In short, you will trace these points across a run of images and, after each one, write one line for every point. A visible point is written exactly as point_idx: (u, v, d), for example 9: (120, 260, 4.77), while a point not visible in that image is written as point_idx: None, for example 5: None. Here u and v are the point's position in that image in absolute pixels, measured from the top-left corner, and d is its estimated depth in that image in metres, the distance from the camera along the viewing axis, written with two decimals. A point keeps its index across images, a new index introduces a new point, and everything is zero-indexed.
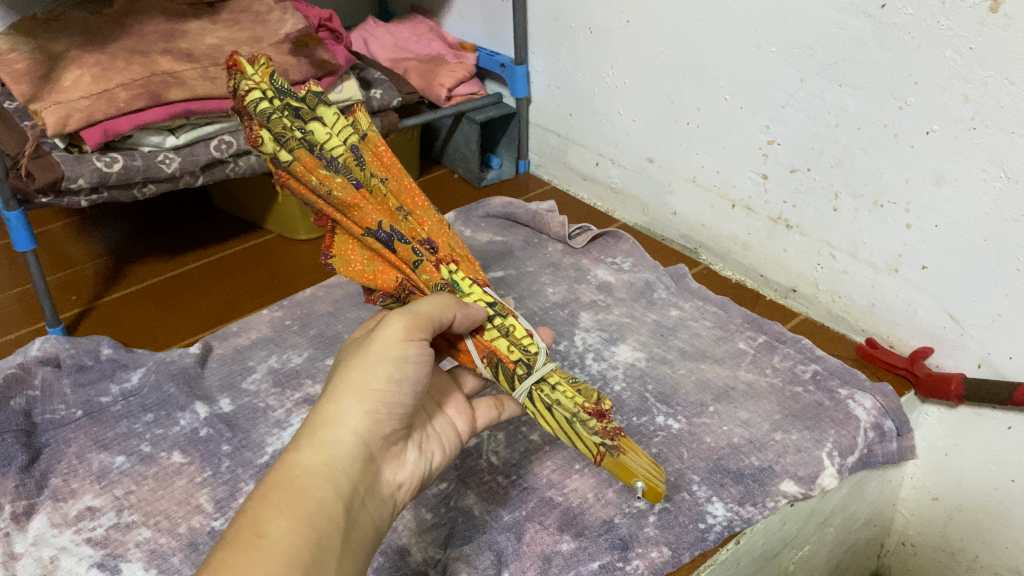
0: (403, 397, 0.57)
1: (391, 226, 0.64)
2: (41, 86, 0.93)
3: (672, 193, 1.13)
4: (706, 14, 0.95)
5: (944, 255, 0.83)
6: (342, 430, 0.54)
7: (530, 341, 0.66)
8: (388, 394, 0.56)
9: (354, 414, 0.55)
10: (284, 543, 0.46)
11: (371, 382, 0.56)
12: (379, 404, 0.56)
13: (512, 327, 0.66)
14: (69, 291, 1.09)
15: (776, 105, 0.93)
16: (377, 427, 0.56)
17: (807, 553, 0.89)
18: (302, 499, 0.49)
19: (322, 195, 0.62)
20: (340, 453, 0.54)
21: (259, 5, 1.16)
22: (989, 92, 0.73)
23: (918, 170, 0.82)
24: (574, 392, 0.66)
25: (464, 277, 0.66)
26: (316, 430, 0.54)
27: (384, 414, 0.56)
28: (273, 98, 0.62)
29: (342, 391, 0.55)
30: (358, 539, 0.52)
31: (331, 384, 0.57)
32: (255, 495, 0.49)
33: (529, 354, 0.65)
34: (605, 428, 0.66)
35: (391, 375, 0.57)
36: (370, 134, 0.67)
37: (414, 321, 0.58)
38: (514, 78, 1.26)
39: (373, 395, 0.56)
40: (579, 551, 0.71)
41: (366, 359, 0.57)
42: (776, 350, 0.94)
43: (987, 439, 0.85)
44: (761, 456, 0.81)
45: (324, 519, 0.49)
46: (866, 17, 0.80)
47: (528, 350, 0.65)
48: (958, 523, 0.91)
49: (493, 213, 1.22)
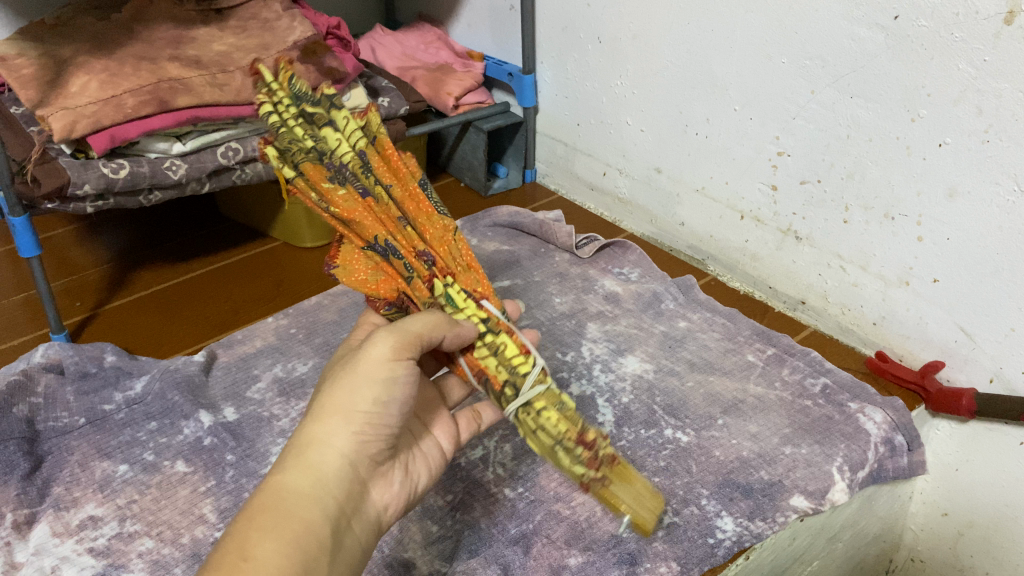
0: (390, 418, 0.56)
1: (387, 240, 0.63)
2: (48, 92, 0.93)
3: (681, 204, 1.12)
4: (716, 25, 0.95)
5: (956, 269, 0.83)
6: (331, 450, 0.53)
7: (520, 361, 0.65)
8: (375, 414, 0.55)
9: (341, 436, 0.54)
10: (269, 568, 0.46)
11: (357, 403, 0.54)
12: (366, 426, 0.55)
13: (503, 345, 0.65)
14: (73, 297, 1.08)
15: (787, 116, 0.92)
16: (364, 448, 0.55)
17: (816, 568, 0.88)
18: (288, 522, 0.49)
19: (324, 207, 0.63)
20: (329, 474, 0.53)
21: (267, 12, 1.16)
22: (1003, 104, 0.73)
23: (931, 183, 0.81)
24: (561, 419, 0.66)
25: (459, 290, 0.65)
26: (302, 451, 0.53)
27: (371, 434, 0.55)
28: (289, 105, 0.61)
29: (329, 410, 0.54)
30: (342, 563, 0.51)
31: (317, 403, 0.55)
32: (242, 517, 0.49)
33: (516, 375, 0.65)
34: (591, 458, 0.67)
35: (379, 396, 0.55)
36: (380, 137, 0.65)
37: (402, 341, 0.56)
38: (523, 87, 1.26)
39: (359, 417, 0.54)
40: (587, 565, 0.71)
41: (355, 380, 0.55)
42: (785, 363, 0.93)
43: (998, 455, 0.84)
44: (771, 470, 0.80)
45: (310, 544, 0.49)
46: (880, 29, 0.79)
47: (515, 370, 0.65)
48: (968, 540, 0.90)
49: (500, 222, 1.21)
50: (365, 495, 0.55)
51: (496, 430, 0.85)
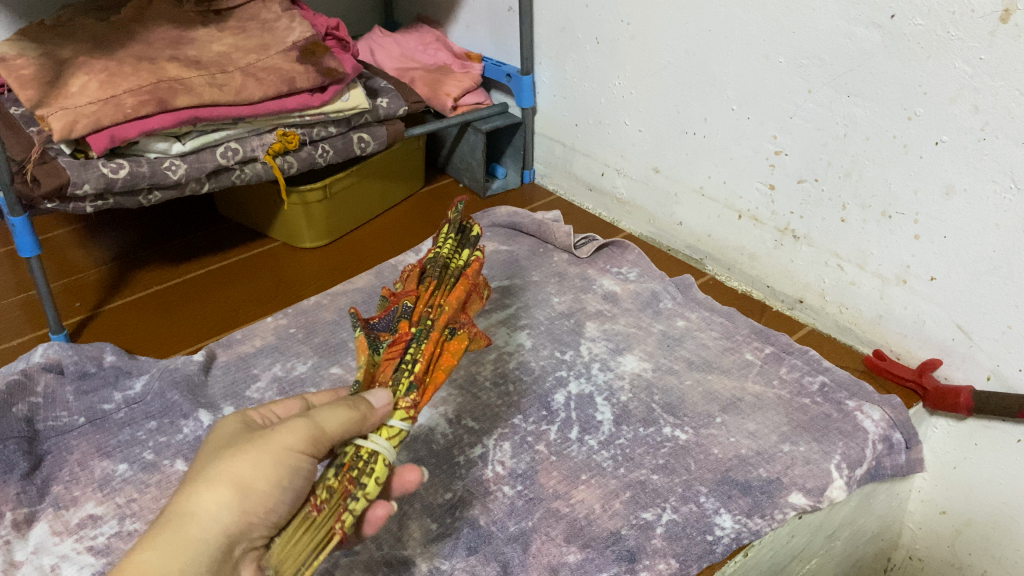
0: (287, 494, 0.52)
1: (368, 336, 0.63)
2: (48, 92, 0.93)
3: (679, 203, 1.12)
4: (713, 24, 0.95)
5: (953, 267, 0.83)
6: (202, 532, 0.50)
7: (353, 448, 0.55)
8: (263, 493, 0.51)
9: (225, 509, 0.50)
10: None
11: (252, 479, 0.51)
12: (257, 502, 0.51)
13: (359, 450, 0.55)
14: (72, 298, 1.08)
15: (784, 116, 0.93)
16: (246, 529, 0.51)
17: (815, 567, 0.88)
18: None
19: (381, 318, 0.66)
20: (188, 567, 0.49)
21: (267, 14, 1.16)
22: (1000, 102, 0.73)
23: (928, 180, 0.82)
24: (355, 461, 0.54)
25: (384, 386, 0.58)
26: (168, 530, 0.49)
27: (264, 513, 0.52)
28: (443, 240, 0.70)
29: (217, 480, 0.51)
30: None
31: (207, 465, 0.52)
32: None
33: (353, 454, 0.55)
34: (327, 501, 0.53)
35: (275, 476, 0.51)
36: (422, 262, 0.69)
37: (315, 432, 0.52)
38: (521, 88, 1.26)
39: (250, 493, 0.51)
40: (586, 562, 0.71)
41: (254, 455, 0.51)
42: (783, 361, 0.93)
43: (995, 451, 0.85)
44: (769, 467, 0.80)
45: None
46: (876, 27, 0.80)
47: (353, 454, 0.55)
48: (967, 538, 0.90)
49: (499, 223, 1.21)
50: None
51: (495, 429, 0.85)
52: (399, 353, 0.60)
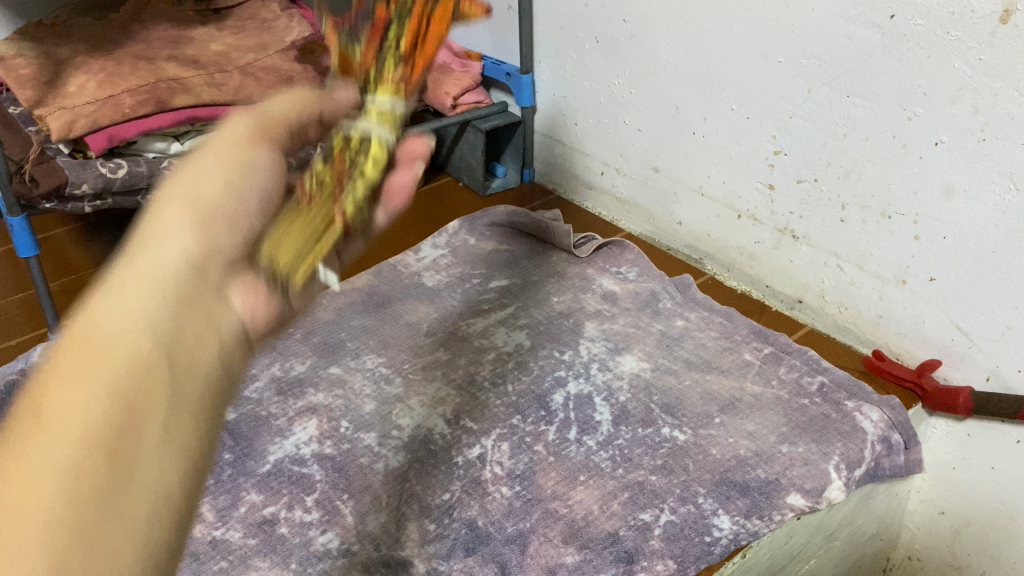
0: (226, 230, 0.50)
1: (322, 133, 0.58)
2: (46, 92, 0.93)
3: (678, 203, 1.12)
4: (713, 24, 0.95)
5: (952, 267, 0.83)
6: (154, 262, 0.45)
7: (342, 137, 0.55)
8: (204, 223, 0.49)
9: (170, 246, 0.47)
10: (80, 421, 0.36)
11: (184, 203, 0.49)
12: (199, 234, 0.48)
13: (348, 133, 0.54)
14: (71, 296, 1.09)
15: (783, 116, 0.92)
16: (200, 276, 0.47)
17: (813, 567, 0.88)
18: (99, 356, 0.39)
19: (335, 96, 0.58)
20: (151, 301, 0.43)
21: (266, 13, 1.16)
22: (998, 102, 0.73)
23: (927, 181, 0.82)
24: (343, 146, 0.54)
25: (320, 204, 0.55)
26: (111, 297, 0.42)
27: (211, 253, 0.49)
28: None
29: (160, 214, 0.48)
30: (178, 436, 0.40)
31: (135, 231, 0.48)
32: (36, 377, 0.38)
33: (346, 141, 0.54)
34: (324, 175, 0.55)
35: (215, 187, 0.50)
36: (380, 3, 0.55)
37: (231, 149, 0.52)
38: (520, 87, 1.26)
39: (191, 218, 0.48)
40: (584, 563, 0.71)
41: (176, 193, 0.49)
42: (782, 362, 0.93)
43: (993, 452, 0.85)
44: (768, 468, 0.80)
45: (133, 381, 0.39)
46: (876, 27, 0.79)
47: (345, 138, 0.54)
48: (965, 538, 0.90)
49: (497, 221, 1.21)
50: (196, 342, 0.44)
51: (493, 429, 0.85)
52: (383, 27, 0.55)
